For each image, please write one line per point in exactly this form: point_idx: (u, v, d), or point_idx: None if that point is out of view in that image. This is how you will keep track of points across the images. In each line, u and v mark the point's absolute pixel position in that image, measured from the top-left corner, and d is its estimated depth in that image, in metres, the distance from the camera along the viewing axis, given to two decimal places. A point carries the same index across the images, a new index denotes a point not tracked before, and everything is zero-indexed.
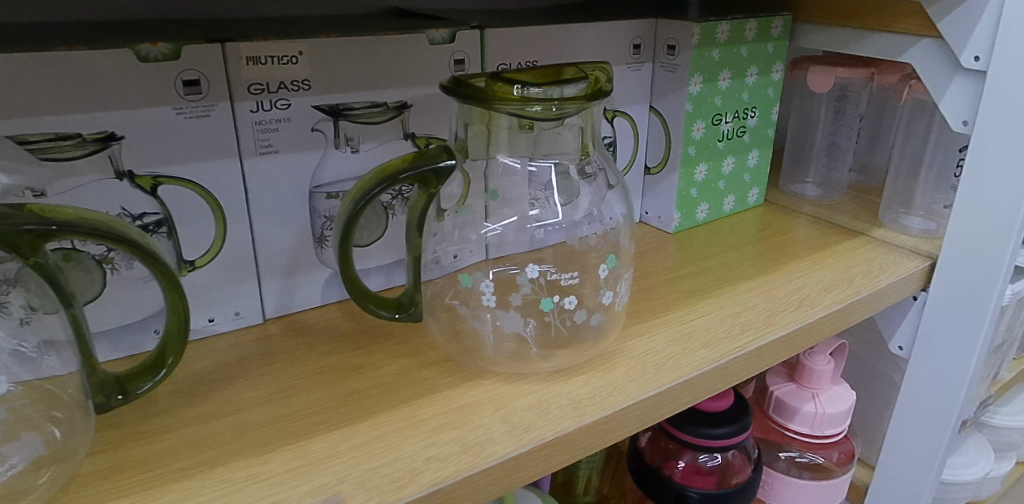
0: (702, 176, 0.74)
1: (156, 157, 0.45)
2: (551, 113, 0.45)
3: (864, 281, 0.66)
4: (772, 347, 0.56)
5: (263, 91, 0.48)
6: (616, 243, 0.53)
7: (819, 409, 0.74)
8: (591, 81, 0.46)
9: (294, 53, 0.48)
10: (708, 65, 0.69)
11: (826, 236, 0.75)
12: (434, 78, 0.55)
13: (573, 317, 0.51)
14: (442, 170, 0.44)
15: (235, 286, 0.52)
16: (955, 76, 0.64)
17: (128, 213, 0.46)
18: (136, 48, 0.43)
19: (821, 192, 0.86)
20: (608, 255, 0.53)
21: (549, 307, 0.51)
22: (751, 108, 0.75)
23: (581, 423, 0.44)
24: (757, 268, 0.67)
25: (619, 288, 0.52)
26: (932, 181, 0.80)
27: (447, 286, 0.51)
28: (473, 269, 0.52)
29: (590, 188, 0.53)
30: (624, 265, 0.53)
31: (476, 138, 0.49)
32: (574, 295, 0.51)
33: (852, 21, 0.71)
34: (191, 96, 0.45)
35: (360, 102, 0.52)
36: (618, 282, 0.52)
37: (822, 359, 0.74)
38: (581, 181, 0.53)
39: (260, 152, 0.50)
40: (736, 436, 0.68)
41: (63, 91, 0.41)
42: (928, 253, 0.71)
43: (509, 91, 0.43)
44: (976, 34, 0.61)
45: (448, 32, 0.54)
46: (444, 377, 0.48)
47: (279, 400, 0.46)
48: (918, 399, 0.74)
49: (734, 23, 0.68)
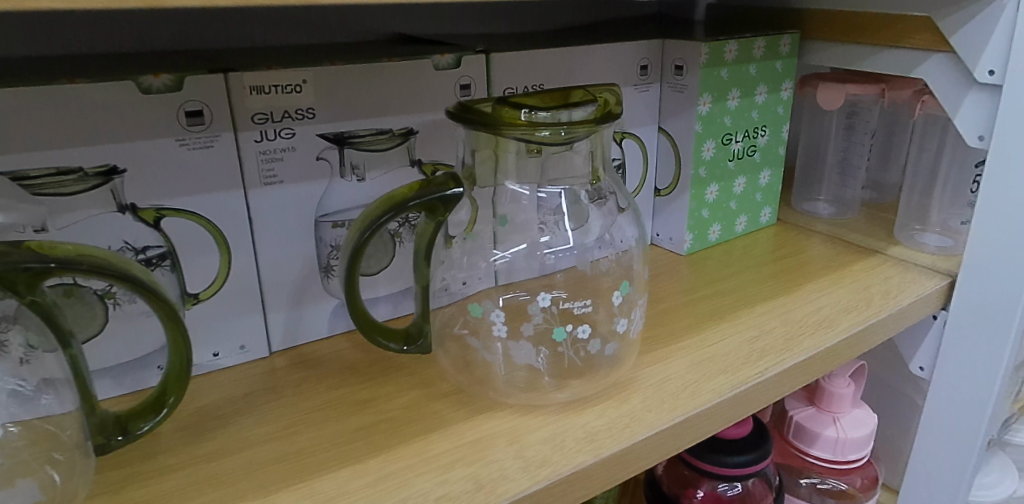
0: (713, 196, 0.73)
1: (160, 189, 0.45)
2: (560, 137, 0.44)
3: (883, 301, 0.64)
4: (792, 372, 0.54)
5: (267, 121, 0.47)
6: (629, 267, 0.52)
7: (841, 434, 0.72)
8: (600, 103, 0.45)
9: (298, 81, 0.47)
10: (717, 85, 0.68)
11: (842, 255, 0.74)
12: (440, 104, 0.54)
13: (587, 347, 0.49)
14: (450, 198, 0.43)
15: (240, 318, 0.51)
16: (969, 91, 0.63)
17: (130, 246, 0.45)
18: (139, 80, 0.42)
19: (834, 210, 0.85)
20: (621, 281, 0.51)
21: (562, 338, 0.49)
22: (761, 127, 0.74)
23: (598, 457, 0.42)
24: (772, 290, 0.66)
25: (633, 316, 0.50)
26: (948, 197, 0.78)
27: (457, 315, 0.50)
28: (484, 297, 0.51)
29: (600, 212, 0.52)
30: (639, 292, 0.51)
31: (483, 165, 0.48)
32: (588, 324, 0.50)
33: (862, 37, 0.71)
34: (194, 127, 0.45)
35: (365, 130, 0.51)
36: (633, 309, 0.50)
37: (842, 381, 0.72)
38: (590, 205, 0.52)
39: (264, 183, 0.49)
40: (758, 463, 0.65)
41: (65, 126, 0.40)
42: (948, 270, 0.69)
43: (517, 116, 0.42)
44: (990, 48, 0.60)
45: (453, 57, 0.53)
46: (455, 410, 0.47)
47: (285, 436, 0.44)
48: (942, 422, 0.72)
49: (742, 41, 0.67)
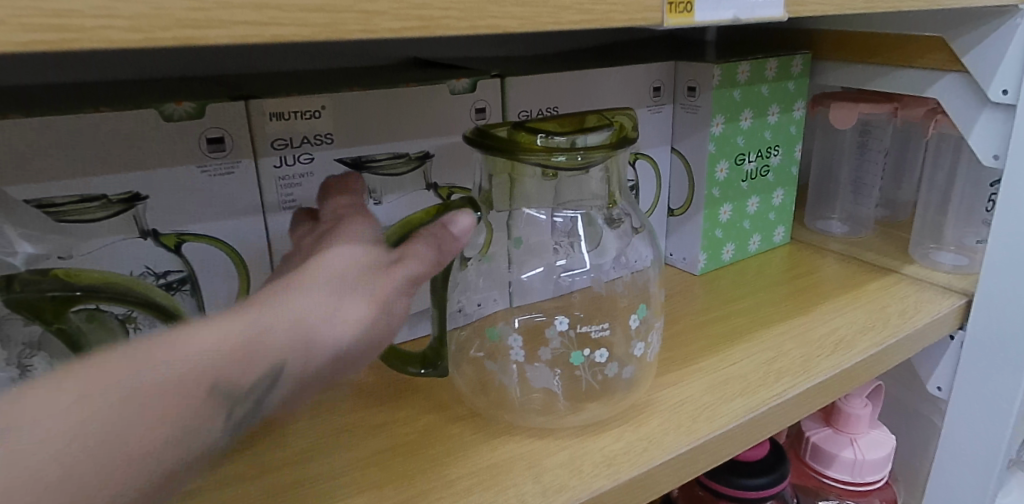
0: (727, 216, 0.73)
1: (180, 215, 0.45)
2: (576, 162, 0.45)
3: (900, 321, 0.64)
4: (811, 394, 0.54)
5: (286, 146, 0.48)
6: (646, 289, 0.52)
7: (859, 455, 0.71)
8: (615, 128, 0.44)
9: (317, 107, 0.48)
10: (730, 105, 0.68)
11: (857, 275, 0.74)
12: (455, 128, 0.54)
13: (603, 371, 0.49)
14: (466, 220, 0.46)
15: None
16: (984, 110, 0.63)
17: (151, 271, 0.46)
18: (161, 108, 0.42)
19: (848, 229, 0.85)
20: (638, 305, 0.51)
21: (578, 362, 0.50)
22: (774, 146, 0.74)
23: (616, 481, 0.42)
24: (787, 310, 0.66)
25: (651, 339, 0.50)
26: (963, 214, 0.78)
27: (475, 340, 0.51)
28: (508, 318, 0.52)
29: (615, 234, 0.52)
30: (656, 315, 0.51)
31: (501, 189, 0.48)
32: (605, 348, 0.50)
33: (873, 57, 0.71)
34: (215, 153, 0.45)
35: (382, 154, 0.52)
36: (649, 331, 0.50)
37: (859, 402, 0.72)
38: (605, 226, 0.52)
39: (283, 208, 0.49)
40: (775, 486, 0.65)
41: (89, 155, 0.41)
42: (964, 289, 0.69)
43: (534, 141, 0.43)
44: (1004, 68, 0.60)
45: (469, 81, 0.54)
46: (472, 433, 0.47)
47: (301, 463, 0.44)
48: (963, 442, 0.71)
49: (755, 63, 0.68)
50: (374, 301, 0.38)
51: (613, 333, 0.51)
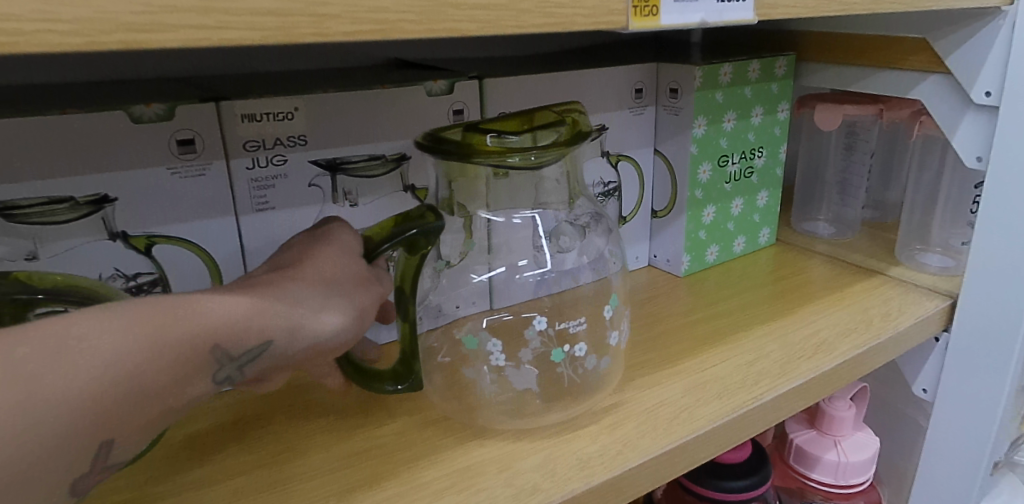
0: (710, 217, 0.73)
1: (150, 217, 0.45)
2: (529, 160, 0.45)
3: (883, 323, 0.64)
4: (790, 396, 0.53)
5: (259, 148, 0.47)
6: (613, 283, 0.53)
7: (842, 458, 0.71)
8: (568, 124, 0.44)
9: (289, 109, 0.47)
10: (712, 107, 0.68)
11: (841, 276, 0.74)
12: (432, 129, 0.54)
13: (584, 365, 0.50)
14: (430, 231, 0.45)
15: None
16: (966, 112, 0.63)
17: (121, 273, 0.46)
18: (130, 110, 0.42)
19: (834, 231, 0.85)
20: (608, 297, 0.53)
21: (559, 358, 0.50)
22: (758, 148, 0.74)
23: (589, 484, 0.42)
24: (769, 312, 0.66)
25: (623, 327, 0.52)
26: (949, 216, 0.78)
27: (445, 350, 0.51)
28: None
29: (585, 236, 0.54)
30: (625, 304, 0.53)
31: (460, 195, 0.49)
32: (584, 342, 0.50)
33: (856, 58, 0.71)
34: (185, 155, 0.45)
35: (357, 156, 0.51)
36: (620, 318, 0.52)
37: (843, 404, 0.72)
38: (575, 229, 0.53)
39: (257, 209, 0.49)
40: (756, 488, 0.65)
41: (57, 158, 0.41)
42: (948, 290, 0.69)
43: (485, 141, 0.43)
44: (987, 70, 0.60)
45: (446, 82, 0.54)
46: (446, 437, 0.47)
47: (272, 465, 0.44)
48: (947, 444, 0.71)
49: (737, 64, 0.68)
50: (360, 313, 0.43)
51: (589, 326, 0.51)
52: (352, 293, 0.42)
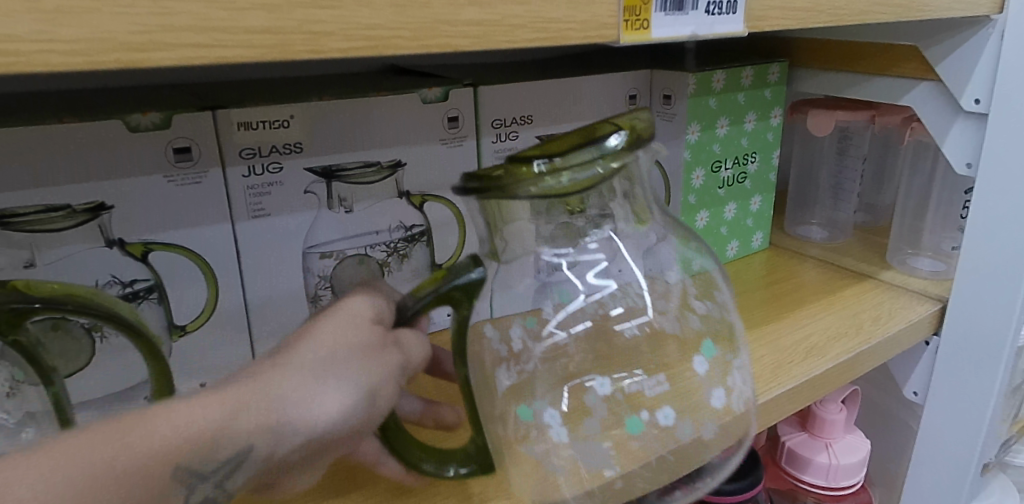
0: (703, 222, 0.73)
1: (146, 224, 0.45)
2: (584, 180, 0.38)
3: (873, 327, 0.64)
4: (780, 400, 0.54)
5: (255, 155, 0.48)
6: (718, 323, 0.46)
7: (833, 460, 0.72)
8: (624, 127, 0.37)
9: (285, 117, 0.48)
10: (705, 113, 0.68)
11: (833, 281, 0.74)
12: (427, 136, 0.55)
13: (676, 433, 0.42)
14: (469, 282, 0.40)
15: (228, 349, 0.52)
16: (957, 119, 0.64)
17: (117, 280, 0.46)
18: (126, 118, 0.43)
19: (827, 235, 0.86)
20: (704, 342, 0.45)
21: (638, 430, 0.42)
22: (750, 153, 0.74)
23: None
24: (761, 316, 0.66)
25: (728, 381, 0.44)
26: (939, 220, 0.79)
27: (503, 424, 0.42)
28: (536, 382, 0.42)
29: (670, 249, 0.46)
30: (727, 350, 0.46)
31: (507, 238, 0.43)
32: (670, 407, 0.43)
33: (847, 65, 0.72)
34: (181, 163, 0.45)
35: (353, 163, 0.52)
36: (721, 374, 0.44)
37: (834, 407, 0.73)
38: (661, 249, 0.46)
39: (252, 216, 0.49)
40: (748, 491, 0.66)
41: (54, 166, 0.41)
42: (938, 295, 0.70)
43: (527, 168, 0.37)
44: (976, 77, 0.61)
45: (441, 90, 0.54)
46: None
47: None
48: (937, 446, 0.72)
49: (730, 71, 0.68)
50: (373, 389, 0.37)
51: (674, 383, 0.43)
52: (356, 368, 0.36)
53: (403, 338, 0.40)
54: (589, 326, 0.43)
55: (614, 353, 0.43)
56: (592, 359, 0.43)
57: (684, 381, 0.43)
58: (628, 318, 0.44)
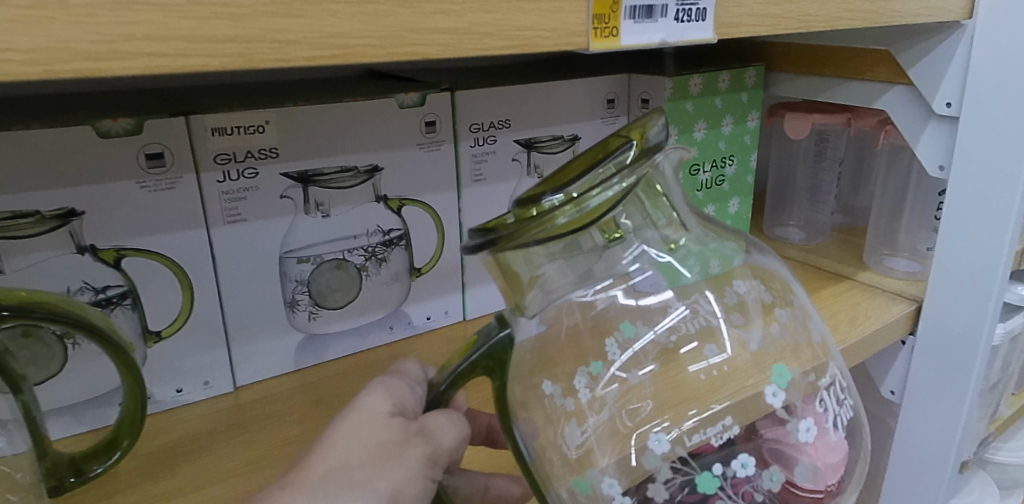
0: None
1: (119, 230, 0.45)
2: (600, 208, 0.33)
3: (849, 328, 0.65)
4: None
5: (229, 161, 0.48)
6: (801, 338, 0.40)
7: None
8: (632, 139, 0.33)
9: (260, 122, 0.48)
10: (683, 117, 0.69)
11: (810, 282, 0.75)
12: (404, 140, 0.55)
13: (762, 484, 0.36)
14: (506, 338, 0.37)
15: (204, 354, 0.51)
16: (929, 122, 0.65)
17: (89, 286, 0.46)
18: (97, 124, 0.42)
19: (805, 236, 0.87)
20: (778, 369, 0.38)
21: (714, 489, 0.36)
22: (728, 157, 0.75)
23: None
24: None
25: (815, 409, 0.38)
26: (915, 220, 0.80)
27: (564, 493, 0.37)
28: (597, 445, 0.36)
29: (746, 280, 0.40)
30: (807, 367, 0.39)
31: (528, 289, 0.38)
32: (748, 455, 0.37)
33: (822, 69, 0.73)
34: (154, 169, 0.45)
35: (329, 168, 0.52)
36: (808, 402, 0.38)
37: None
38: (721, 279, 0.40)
39: (228, 221, 0.49)
40: None
41: (24, 173, 0.41)
42: (914, 295, 0.70)
43: (530, 210, 0.32)
44: (947, 81, 0.62)
45: (418, 95, 0.54)
46: None
47: (242, 475, 0.45)
48: (915, 444, 0.73)
49: (707, 75, 0.69)
50: (394, 490, 0.36)
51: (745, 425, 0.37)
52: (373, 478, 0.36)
53: (430, 426, 0.38)
54: (657, 367, 0.37)
55: (688, 393, 0.37)
56: (659, 402, 0.37)
57: (758, 418, 0.37)
58: (703, 353, 0.37)
